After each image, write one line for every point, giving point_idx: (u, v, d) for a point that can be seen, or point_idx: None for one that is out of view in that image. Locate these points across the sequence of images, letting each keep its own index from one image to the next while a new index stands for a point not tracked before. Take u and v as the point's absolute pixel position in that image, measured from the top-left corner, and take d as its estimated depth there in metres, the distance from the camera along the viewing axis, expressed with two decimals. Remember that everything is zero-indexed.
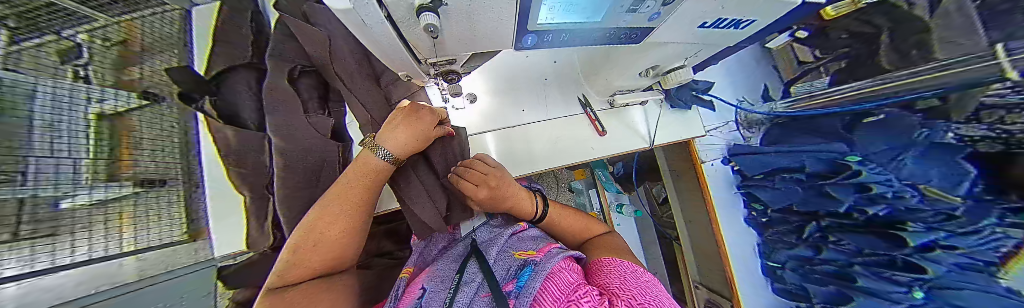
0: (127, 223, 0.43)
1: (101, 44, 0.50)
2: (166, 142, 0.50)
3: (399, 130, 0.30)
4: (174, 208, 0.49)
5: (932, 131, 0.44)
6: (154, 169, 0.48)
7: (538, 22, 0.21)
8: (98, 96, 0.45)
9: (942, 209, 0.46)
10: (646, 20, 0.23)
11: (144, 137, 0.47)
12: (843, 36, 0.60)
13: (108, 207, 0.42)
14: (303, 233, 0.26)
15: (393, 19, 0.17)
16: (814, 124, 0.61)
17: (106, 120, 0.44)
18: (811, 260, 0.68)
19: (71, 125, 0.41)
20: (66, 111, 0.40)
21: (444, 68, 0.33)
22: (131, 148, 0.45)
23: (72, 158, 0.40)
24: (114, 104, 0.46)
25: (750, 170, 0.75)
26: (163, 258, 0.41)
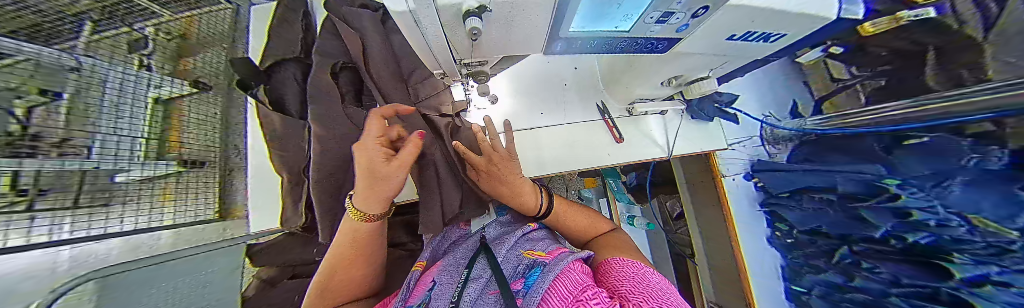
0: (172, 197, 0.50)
1: (164, 36, 0.60)
2: (208, 127, 0.59)
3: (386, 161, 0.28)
4: (210, 189, 0.55)
5: (982, 157, 0.39)
6: (197, 151, 0.56)
7: (570, 30, 0.22)
8: (155, 83, 0.53)
9: (998, 243, 0.39)
10: (674, 31, 0.24)
11: (192, 123, 0.56)
12: (882, 53, 0.56)
13: (156, 183, 0.49)
14: (327, 266, 0.30)
15: (443, 22, 0.20)
16: (851, 144, 0.58)
17: (162, 105, 0.53)
18: (843, 288, 0.63)
19: (134, 109, 0.50)
20: (128, 95, 0.50)
21: (475, 69, 0.36)
22: (179, 131, 0.54)
23: (129, 136, 0.49)
24: (169, 90, 0.55)
25: (776, 188, 0.73)
26: (199, 231, 0.47)
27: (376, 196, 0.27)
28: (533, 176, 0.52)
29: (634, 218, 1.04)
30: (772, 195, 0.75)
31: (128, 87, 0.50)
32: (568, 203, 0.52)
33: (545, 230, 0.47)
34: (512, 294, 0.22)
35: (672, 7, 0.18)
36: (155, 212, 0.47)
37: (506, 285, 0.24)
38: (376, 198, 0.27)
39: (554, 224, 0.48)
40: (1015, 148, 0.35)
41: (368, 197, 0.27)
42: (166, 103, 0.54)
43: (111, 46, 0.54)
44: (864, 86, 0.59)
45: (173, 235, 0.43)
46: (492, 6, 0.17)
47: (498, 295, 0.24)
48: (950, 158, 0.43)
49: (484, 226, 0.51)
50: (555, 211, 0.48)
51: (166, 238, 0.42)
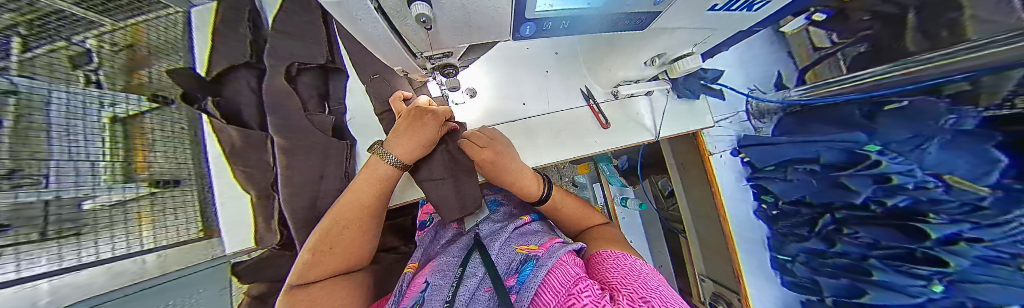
0: (146, 223, 0.45)
1: (108, 49, 0.46)
2: (176, 142, 0.52)
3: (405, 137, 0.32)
4: (191, 213, 0.51)
5: (959, 117, 0.39)
6: (167, 169, 0.50)
7: (536, 10, 0.20)
8: (109, 97, 0.44)
9: (969, 200, 0.41)
10: (652, 3, 0.22)
11: (157, 138, 0.49)
12: (866, 17, 0.56)
13: (128, 207, 0.43)
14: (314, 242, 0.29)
15: (385, 10, 0.17)
16: (833, 112, 0.58)
17: (119, 122, 0.45)
18: (824, 254, 0.66)
19: (88, 129, 0.40)
20: (80, 115, 0.39)
21: (440, 62, 0.33)
22: (144, 148, 0.47)
23: (90, 161, 0.40)
24: (124, 108, 0.45)
25: (761, 162, 0.75)
26: (178, 255, 0.47)
27: (414, 140, 0.32)
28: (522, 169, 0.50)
29: (627, 199, 1.09)
30: (756, 170, 0.77)
31: (79, 102, 0.40)
32: (565, 193, 0.50)
33: (541, 223, 0.48)
34: (505, 291, 0.21)
35: None
36: (130, 242, 0.43)
37: (498, 283, 0.23)
38: (410, 145, 0.32)
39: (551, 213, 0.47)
40: (987, 107, 0.36)
41: (402, 141, 0.32)
42: (125, 121, 0.45)
43: (47, 64, 0.38)
44: (845, 54, 0.59)
45: (158, 257, 0.44)
46: None
47: (492, 293, 0.24)
48: (927, 120, 0.44)
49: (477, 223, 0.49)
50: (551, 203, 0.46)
51: (149, 264, 0.43)
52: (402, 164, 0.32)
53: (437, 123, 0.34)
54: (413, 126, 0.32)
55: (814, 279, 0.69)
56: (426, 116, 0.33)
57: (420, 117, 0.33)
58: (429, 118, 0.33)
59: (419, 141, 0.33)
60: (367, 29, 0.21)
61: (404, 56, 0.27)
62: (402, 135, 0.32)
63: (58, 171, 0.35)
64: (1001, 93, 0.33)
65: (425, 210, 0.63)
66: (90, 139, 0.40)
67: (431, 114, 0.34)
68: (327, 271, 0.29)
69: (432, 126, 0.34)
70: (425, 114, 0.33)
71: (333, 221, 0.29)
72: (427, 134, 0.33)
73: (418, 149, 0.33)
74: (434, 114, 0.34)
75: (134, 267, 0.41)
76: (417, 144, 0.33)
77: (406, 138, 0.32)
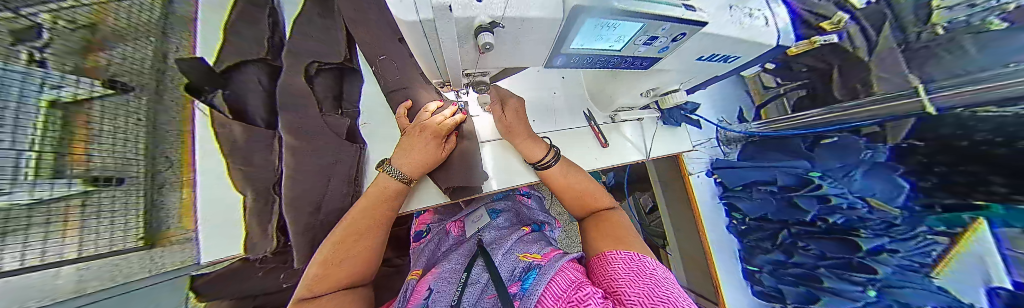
0: (71, 225, 0.37)
1: (63, 26, 0.41)
2: (127, 136, 0.44)
3: (416, 134, 0.35)
4: (130, 212, 0.43)
5: (874, 152, 0.55)
6: (112, 165, 0.42)
7: (570, 47, 0.24)
8: (54, 83, 0.37)
9: (885, 218, 0.55)
10: (657, 51, 0.28)
11: (104, 130, 0.41)
12: (803, 69, 0.67)
13: (51, 207, 0.36)
14: (337, 237, 0.30)
15: (454, 35, 0.20)
16: (784, 143, 0.70)
17: (61, 107, 0.37)
18: (785, 264, 0.74)
19: (21, 114, 0.33)
20: (18, 92, 0.33)
21: (476, 79, 0.37)
22: (84, 139, 0.39)
23: (16, 148, 0.32)
24: (72, 91, 0.38)
25: (731, 183, 0.83)
26: (104, 271, 0.39)
27: (418, 158, 0.35)
28: (517, 185, 0.51)
29: None
30: (727, 189, 0.85)
31: (15, 93, 0.33)
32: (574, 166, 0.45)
33: (538, 233, 0.48)
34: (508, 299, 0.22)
35: (657, 32, 0.22)
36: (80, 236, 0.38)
37: (502, 290, 0.25)
38: (422, 140, 0.35)
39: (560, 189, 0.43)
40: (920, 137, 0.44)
41: (408, 159, 0.35)
42: (68, 108, 0.38)
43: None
44: (789, 97, 0.70)
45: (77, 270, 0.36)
46: (501, 23, 0.18)
47: (495, 299, 0.25)
48: (850, 154, 0.58)
49: (479, 229, 0.50)
50: (552, 169, 0.43)
51: (64, 273, 0.35)
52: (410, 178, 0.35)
53: (439, 139, 0.36)
54: (416, 142, 0.35)
55: (779, 287, 0.75)
56: (430, 128, 0.35)
57: (422, 136, 0.35)
58: (426, 136, 0.35)
59: (429, 135, 0.35)
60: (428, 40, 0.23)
61: (453, 74, 0.31)
62: (405, 152, 0.35)
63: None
64: (964, 139, 0.41)
65: (421, 220, 0.62)
66: (23, 113, 0.33)
67: (432, 123, 0.35)
68: (335, 284, 0.27)
69: (433, 143, 0.36)
70: (427, 129, 0.35)
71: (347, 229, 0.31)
72: (430, 152, 0.36)
73: (429, 139, 0.36)
74: (435, 124, 0.36)
75: (49, 280, 0.33)
76: (419, 160, 0.35)
77: (408, 156, 0.35)
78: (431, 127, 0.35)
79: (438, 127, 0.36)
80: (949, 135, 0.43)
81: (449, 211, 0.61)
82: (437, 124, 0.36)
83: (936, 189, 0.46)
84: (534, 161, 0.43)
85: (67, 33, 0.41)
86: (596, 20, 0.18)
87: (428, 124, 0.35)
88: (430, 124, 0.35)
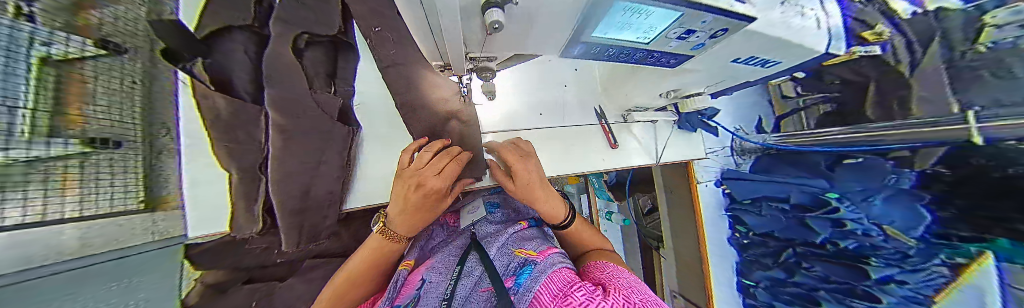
0: (70, 189, 0.24)
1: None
2: (120, 72, 0.28)
3: (412, 191, 0.32)
4: (127, 173, 0.29)
5: (898, 177, 0.53)
6: (109, 119, 0.27)
7: (592, 36, 0.20)
8: (43, 38, 0.22)
9: (900, 249, 0.54)
10: (689, 48, 0.25)
11: (99, 60, 0.26)
12: (835, 82, 0.61)
13: (44, 163, 0.22)
14: (351, 270, 0.34)
15: (460, 10, 0.17)
16: (803, 158, 0.66)
17: (53, 68, 0.22)
18: (784, 283, 0.73)
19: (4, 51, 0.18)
20: None
21: (481, 64, 0.35)
22: (78, 72, 0.24)
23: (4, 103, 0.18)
24: (63, 47, 0.23)
25: (739, 195, 0.78)
26: (108, 231, 0.26)
27: (414, 214, 0.34)
28: None
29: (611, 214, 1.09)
30: (733, 201, 0.81)
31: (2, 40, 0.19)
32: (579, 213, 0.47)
33: (537, 229, 0.45)
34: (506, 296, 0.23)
35: (696, 25, 0.19)
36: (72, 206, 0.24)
37: (497, 285, 0.26)
38: (417, 200, 0.32)
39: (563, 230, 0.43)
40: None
41: (401, 217, 0.34)
42: (60, 68, 0.23)
43: None
44: (812, 111, 0.66)
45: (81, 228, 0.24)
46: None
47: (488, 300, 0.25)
48: (874, 178, 0.56)
49: (473, 223, 0.49)
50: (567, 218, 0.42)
51: (72, 235, 0.23)
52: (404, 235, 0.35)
53: (438, 195, 0.33)
54: (410, 198, 0.32)
55: (772, 304, 0.75)
56: (428, 186, 0.32)
57: (417, 197, 0.32)
58: (418, 194, 0.32)
59: (431, 188, 0.32)
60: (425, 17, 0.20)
61: (456, 58, 0.29)
62: (400, 212, 0.33)
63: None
64: (996, 171, 0.40)
65: None
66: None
67: (432, 179, 0.32)
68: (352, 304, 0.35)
69: (432, 199, 0.33)
70: (426, 186, 0.31)
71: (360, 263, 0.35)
72: (426, 209, 0.34)
73: (423, 198, 0.32)
74: (436, 178, 0.32)
75: (57, 237, 0.21)
76: (415, 218, 0.34)
77: (404, 216, 0.33)
78: (427, 187, 0.31)
79: (438, 186, 0.32)
80: (981, 165, 0.42)
81: (445, 202, 0.60)
82: (437, 181, 0.32)
83: (959, 222, 0.46)
84: (554, 221, 0.41)
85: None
86: (626, 4, 0.15)
87: (425, 183, 0.31)
88: (430, 180, 0.32)
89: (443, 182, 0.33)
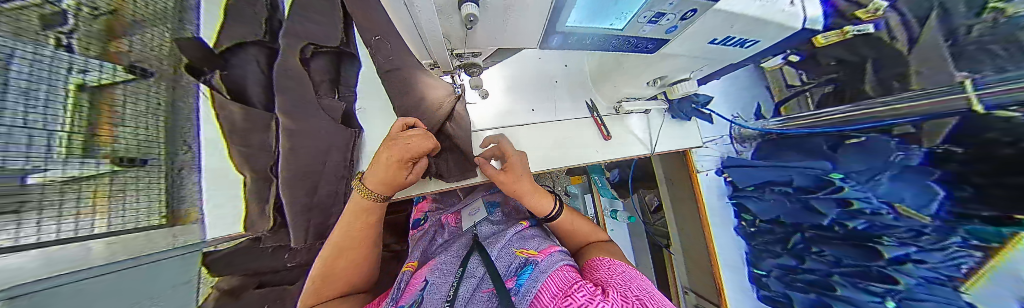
0: (101, 207, 0.30)
1: (87, 13, 0.31)
2: (149, 119, 0.36)
3: (388, 157, 0.27)
4: (154, 192, 0.36)
5: (906, 154, 0.49)
6: (133, 146, 0.34)
7: (566, 24, 0.26)
8: (81, 66, 0.30)
9: (914, 226, 0.50)
10: (663, 31, 0.29)
11: (127, 112, 0.33)
12: (832, 62, 0.62)
13: (80, 184, 0.28)
14: (330, 250, 0.31)
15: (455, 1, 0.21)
16: (804, 142, 0.65)
17: (88, 94, 0.30)
18: (795, 270, 0.70)
19: (48, 95, 0.26)
20: (43, 78, 0.26)
21: (468, 60, 0.42)
22: (112, 120, 0.32)
23: (41, 129, 0.25)
24: (95, 77, 0.31)
25: (742, 182, 0.78)
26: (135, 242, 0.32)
27: (382, 182, 0.29)
28: None
29: (616, 212, 1.09)
30: (738, 189, 0.80)
31: (43, 68, 0.26)
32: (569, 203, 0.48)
33: (537, 228, 0.44)
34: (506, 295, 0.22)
35: (662, 8, 0.22)
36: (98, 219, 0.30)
37: (498, 283, 0.25)
38: (396, 173, 0.29)
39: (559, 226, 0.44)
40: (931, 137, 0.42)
41: (375, 178, 0.30)
42: (94, 95, 0.30)
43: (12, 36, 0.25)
44: (814, 93, 0.65)
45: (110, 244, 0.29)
46: None
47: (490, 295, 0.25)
48: (878, 156, 0.53)
49: (473, 224, 0.49)
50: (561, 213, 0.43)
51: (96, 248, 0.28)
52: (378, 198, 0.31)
53: (410, 165, 0.29)
54: (379, 164, 0.28)
55: (787, 293, 0.72)
56: (400, 156, 0.27)
57: (389, 163, 0.27)
58: (393, 161, 0.28)
59: (416, 149, 0.27)
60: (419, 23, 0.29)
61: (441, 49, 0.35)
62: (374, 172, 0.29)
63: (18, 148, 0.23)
64: (1009, 146, 0.36)
65: (420, 208, 0.63)
66: (49, 97, 0.26)
67: (407, 148, 0.27)
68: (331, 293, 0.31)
69: (403, 170, 0.29)
70: (398, 156, 0.27)
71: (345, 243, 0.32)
72: (398, 180, 0.30)
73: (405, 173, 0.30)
74: (412, 147, 0.27)
75: (76, 252, 0.26)
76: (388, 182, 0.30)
77: (376, 176, 0.29)
78: (411, 150, 0.27)
79: (411, 157, 0.28)
80: (992, 139, 0.38)
81: (448, 200, 0.63)
82: (413, 153, 0.27)
83: (975, 200, 0.41)
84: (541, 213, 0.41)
85: (87, 17, 0.31)
86: None
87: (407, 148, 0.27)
88: (402, 148, 0.27)
89: (419, 152, 0.28)
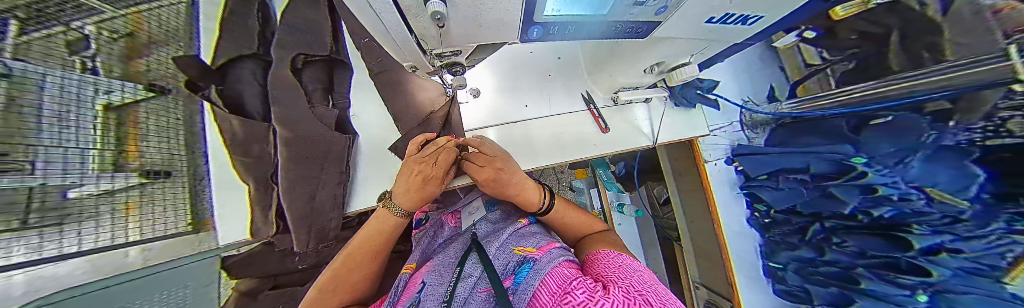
0: (131, 212, 0.41)
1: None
2: (172, 133, 0.47)
3: (422, 166, 0.35)
4: (180, 196, 0.46)
5: (940, 134, 0.42)
6: (159, 160, 0.45)
7: (544, 14, 0.27)
8: (106, 88, 0.40)
9: (950, 213, 0.44)
10: (653, 12, 0.28)
11: (150, 127, 0.44)
12: (852, 37, 0.56)
13: (115, 197, 0.39)
14: (351, 248, 0.34)
15: None
16: (818, 125, 0.61)
17: (114, 111, 0.40)
18: (814, 262, 0.67)
19: (79, 116, 0.37)
20: (72, 101, 0.36)
21: (449, 59, 0.44)
22: (138, 136, 0.43)
23: (81, 147, 0.37)
24: (120, 96, 0.42)
25: (754, 171, 0.75)
26: (170, 246, 0.43)
27: (415, 195, 0.35)
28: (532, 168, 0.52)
29: (623, 206, 1.07)
30: (750, 178, 0.78)
31: (75, 93, 0.37)
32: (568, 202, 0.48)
33: (538, 224, 0.43)
34: (503, 292, 0.21)
35: None
36: (113, 234, 0.39)
37: (496, 284, 0.24)
38: (423, 190, 0.35)
39: (560, 222, 0.44)
40: (987, 126, 0.36)
41: (405, 196, 0.35)
42: (119, 111, 0.41)
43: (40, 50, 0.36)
44: (834, 70, 0.59)
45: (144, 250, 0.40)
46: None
47: (486, 296, 0.24)
48: (909, 136, 0.46)
49: (473, 223, 0.49)
50: (556, 208, 0.44)
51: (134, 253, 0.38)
52: (404, 212, 0.36)
53: (437, 180, 0.36)
54: (412, 181, 0.34)
55: (806, 287, 0.70)
56: (428, 173, 0.35)
57: (419, 180, 0.34)
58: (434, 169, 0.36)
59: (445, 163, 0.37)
60: (388, 18, 0.29)
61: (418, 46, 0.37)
62: (404, 191, 0.35)
63: (48, 160, 0.32)
64: None
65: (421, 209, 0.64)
66: (80, 116, 0.37)
67: (432, 167, 0.36)
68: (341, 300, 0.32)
69: (431, 184, 0.36)
70: (425, 172, 0.35)
71: (339, 266, 0.33)
72: (428, 193, 0.36)
73: (433, 188, 0.36)
74: (436, 168, 0.36)
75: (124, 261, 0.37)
76: (418, 197, 0.35)
77: (406, 194, 0.34)
78: (442, 162, 0.36)
79: (437, 175, 0.36)
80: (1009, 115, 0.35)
81: (449, 200, 0.63)
82: (436, 169, 0.36)
83: None
84: (530, 209, 0.42)
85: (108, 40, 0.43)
86: None
87: (440, 156, 0.36)
88: (429, 167, 0.35)
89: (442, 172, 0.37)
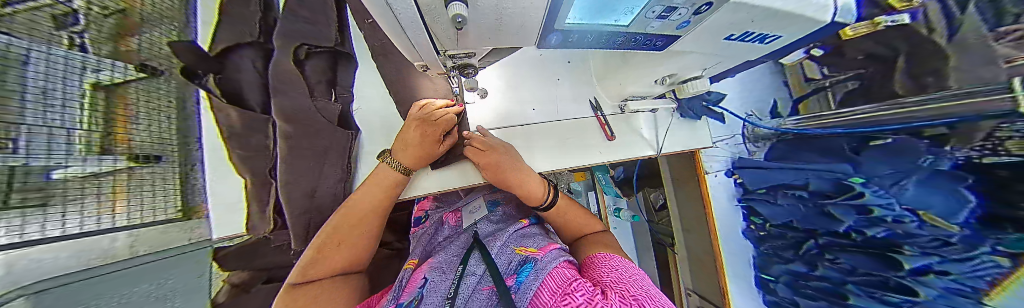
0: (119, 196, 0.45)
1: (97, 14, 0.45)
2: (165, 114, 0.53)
3: (429, 124, 0.38)
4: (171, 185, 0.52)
5: (935, 158, 0.43)
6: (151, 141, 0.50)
7: (565, 22, 0.26)
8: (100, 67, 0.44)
9: (939, 235, 0.45)
10: (675, 27, 0.27)
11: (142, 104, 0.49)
12: (859, 56, 0.55)
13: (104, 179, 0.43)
14: (344, 209, 0.37)
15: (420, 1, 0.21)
16: (820, 143, 0.61)
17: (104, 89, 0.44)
18: (807, 276, 0.69)
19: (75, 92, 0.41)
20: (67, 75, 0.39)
21: (461, 61, 0.39)
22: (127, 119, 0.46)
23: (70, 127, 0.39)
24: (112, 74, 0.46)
25: (751, 184, 0.79)
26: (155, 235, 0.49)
27: (413, 151, 0.39)
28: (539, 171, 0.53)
29: (620, 211, 1.07)
30: (749, 191, 0.80)
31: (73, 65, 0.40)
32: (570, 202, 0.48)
33: (537, 226, 0.44)
34: (504, 292, 0.21)
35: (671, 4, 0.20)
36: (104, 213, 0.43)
37: (497, 283, 0.24)
38: (419, 147, 0.39)
39: (561, 224, 0.45)
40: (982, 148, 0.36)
41: (406, 153, 0.39)
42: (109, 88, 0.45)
43: None
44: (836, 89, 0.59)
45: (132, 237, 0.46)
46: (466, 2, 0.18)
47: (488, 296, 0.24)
48: (906, 158, 0.47)
49: (473, 222, 0.49)
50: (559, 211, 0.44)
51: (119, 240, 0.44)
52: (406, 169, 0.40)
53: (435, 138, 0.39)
54: (412, 140, 0.38)
55: (795, 299, 0.72)
56: (428, 131, 0.38)
57: (418, 136, 0.38)
58: (434, 128, 0.38)
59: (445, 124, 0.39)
60: (404, 29, 0.29)
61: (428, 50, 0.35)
62: (403, 147, 0.39)
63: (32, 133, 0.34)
64: None
65: (422, 207, 0.64)
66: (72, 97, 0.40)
67: (434, 126, 0.38)
68: (335, 265, 0.34)
69: (429, 142, 0.39)
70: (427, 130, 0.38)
71: (338, 224, 0.36)
72: (426, 150, 0.39)
73: (430, 146, 0.40)
74: (438, 126, 0.38)
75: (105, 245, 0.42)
76: (416, 154, 0.39)
77: (406, 150, 0.38)
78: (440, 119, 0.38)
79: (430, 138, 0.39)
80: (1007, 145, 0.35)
81: (448, 199, 0.63)
82: (436, 128, 0.39)
83: None
84: (535, 203, 0.42)
85: None
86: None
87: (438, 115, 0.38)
88: (433, 127, 0.38)
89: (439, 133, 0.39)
